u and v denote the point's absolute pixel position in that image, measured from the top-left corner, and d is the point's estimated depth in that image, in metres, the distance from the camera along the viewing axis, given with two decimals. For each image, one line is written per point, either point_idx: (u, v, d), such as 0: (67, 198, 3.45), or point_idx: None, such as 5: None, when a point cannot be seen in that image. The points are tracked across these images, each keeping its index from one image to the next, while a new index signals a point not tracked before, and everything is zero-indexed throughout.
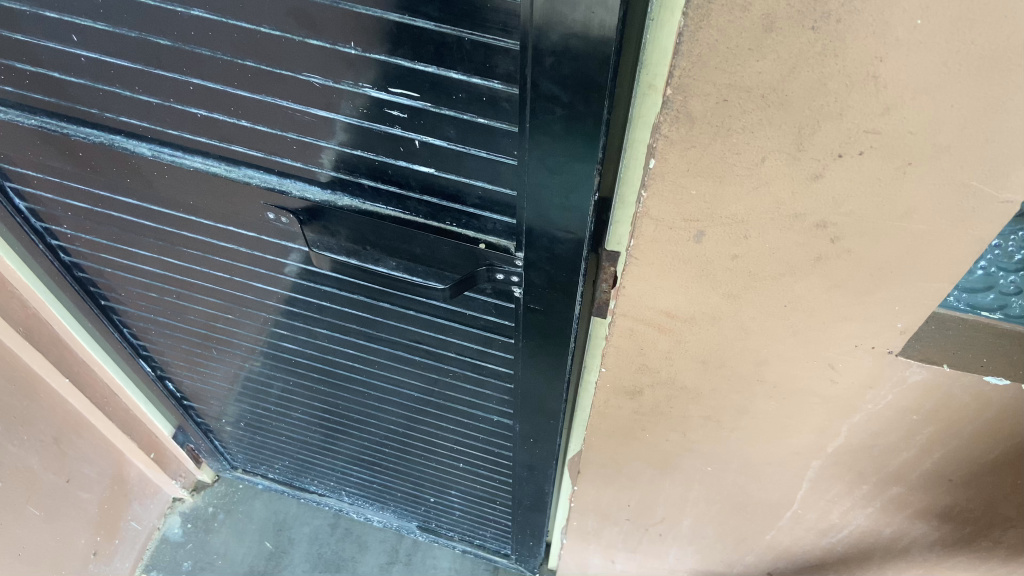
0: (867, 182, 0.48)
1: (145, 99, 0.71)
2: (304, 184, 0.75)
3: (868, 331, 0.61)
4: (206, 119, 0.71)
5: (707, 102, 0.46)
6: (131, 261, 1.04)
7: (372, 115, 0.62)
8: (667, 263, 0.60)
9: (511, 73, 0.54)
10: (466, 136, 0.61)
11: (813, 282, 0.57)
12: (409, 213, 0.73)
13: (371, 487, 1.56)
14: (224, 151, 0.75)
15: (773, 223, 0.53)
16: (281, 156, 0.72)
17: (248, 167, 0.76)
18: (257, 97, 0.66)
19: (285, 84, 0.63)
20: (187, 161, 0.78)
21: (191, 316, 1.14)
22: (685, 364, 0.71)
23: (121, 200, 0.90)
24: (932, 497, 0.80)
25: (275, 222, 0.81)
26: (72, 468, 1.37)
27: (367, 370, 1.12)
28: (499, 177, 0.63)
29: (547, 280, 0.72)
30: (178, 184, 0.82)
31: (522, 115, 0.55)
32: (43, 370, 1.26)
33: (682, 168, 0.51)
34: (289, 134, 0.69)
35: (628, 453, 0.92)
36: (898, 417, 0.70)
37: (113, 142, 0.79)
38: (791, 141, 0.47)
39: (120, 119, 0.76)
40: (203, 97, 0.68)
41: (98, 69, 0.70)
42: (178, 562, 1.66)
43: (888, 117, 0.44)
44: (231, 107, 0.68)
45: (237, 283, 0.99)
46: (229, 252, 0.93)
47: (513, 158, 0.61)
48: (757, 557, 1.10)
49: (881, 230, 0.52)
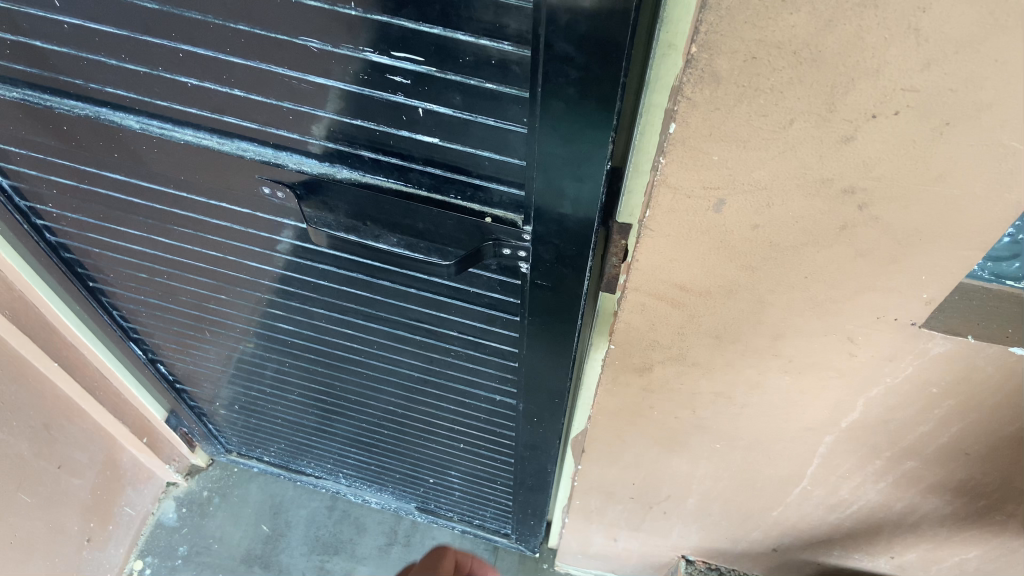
0: (900, 144, 0.46)
1: (133, 68, 0.68)
2: (300, 156, 0.72)
3: (892, 302, 0.59)
4: (197, 89, 0.67)
5: (734, 60, 0.44)
6: (120, 241, 1.01)
7: (373, 81, 0.59)
8: (684, 234, 0.57)
9: (523, 34, 0.51)
10: (472, 103, 0.58)
11: (836, 252, 0.55)
12: (412, 186, 0.70)
13: (368, 468, 1.54)
14: (216, 122, 0.72)
15: (798, 188, 0.51)
16: (277, 128, 0.69)
17: (241, 140, 0.73)
18: (251, 64, 0.62)
19: (280, 49, 0.60)
20: (177, 134, 0.75)
21: (183, 297, 1.11)
22: (698, 339, 0.69)
23: (108, 176, 0.87)
24: (947, 470, 0.79)
25: (271, 197, 0.78)
26: (62, 454, 1.34)
27: (365, 350, 1.09)
28: (507, 146, 0.61)
29: (556, 255, 0.69)
30: (168, 159, 0.79)
31: (534, 80, 0.53)
32: (31, 355, 1.22)
33: (704, 132, 0.49)
34: (284, 104, 0.65)
35: (635, 431, 0.90)
36: (917, 390, 0.68)
37: (99, 114, 0.76)
38: (822, 101, 0.45)
39: (106, 90, 0.73)
40: (193, 65, 0.65)
41: (83, 36, 0.67)
42: (173, 547, 1.63)
43: (928, 73, 0.42)
44: (223, 75, 0.65)
45: (230, 262, 0.96)
46: (222, 229, 0.89)
47: (522, 126, 0.58)
48: (763, 534, 1.09)
49: (912, 196, 0.49)
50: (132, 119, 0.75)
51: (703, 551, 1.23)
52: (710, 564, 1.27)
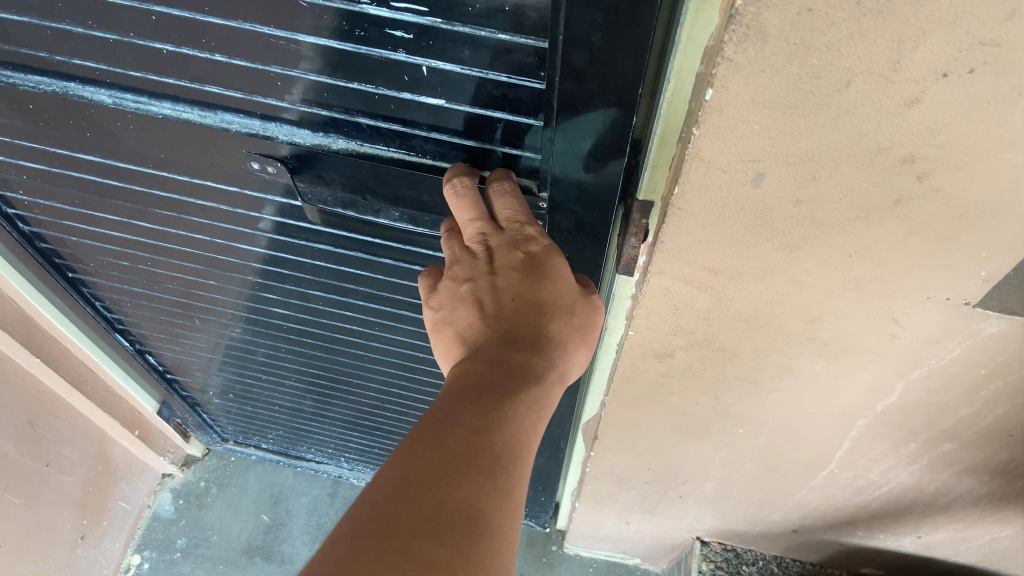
0: (972, 107, 0.40)
1: (101, 36, 0.61)
2: (291, 127, 0.66)
3: (945, 280, 0.53)
4: (174, 56, 0.61)
5: (787, 13, 0.38)
6: (99, 227, 0.94)
7: (371, 37, 0.53)
8: (717, 212, 0.52)
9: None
10: (483, 58, 0.52)
11: (888, 228, 0.50)
12: (416, 155, 0.64)
13: (370, 452, 1.50)
14: (197, 94, 0.65)
15: (850, 158, 0.45)
16: (265, 97, 0.63)
17: (226, 112, 0.67)
18: (231, 24, 0.56)
19: (264, 6, 0.53)
20: (155, 108, 0.69)
21: (169, 285, 1.05)
22: (726, 323, 0.64)
23: (81, 157, 0.80)
24: (986, 453, 0.74)
25: (260, 172, 0.72)
26: (50, 451, 1.29)
27: (364, 332, 1.04)
28: (523, 104, 0.55)
29: (575, 223, 0.65)
30: (146, 136, 0.72)
31: (554, 29, 0.46)
32: (12, 350, 1.16)
33: (746, 99, 0.43)
34: (271, 69, 0.59)
35: (653, 418, 0.85)
36: (964, 372, 0.63)
37: (67, 89, 0.69)
38: (886, 58, 0.39)
39: (74, 63, 0.66)
40: (168, 28, 0.58)
41: (43, 4, 0.60)
42: (171, 540, 1.59)
43: (1012, 24, 0.36)
44: (201, 38, 0.58)
45: (218, 245, 0.90)
46: (206, 211, 0.83)
47: (542, 82, 0.52)
48: (783, 515, 1.04)
49: (980, 163, 0.44)
50: (103, 93, 0.69)
51: (719, 532, 1.19)
52: (725, 544, 1.23)
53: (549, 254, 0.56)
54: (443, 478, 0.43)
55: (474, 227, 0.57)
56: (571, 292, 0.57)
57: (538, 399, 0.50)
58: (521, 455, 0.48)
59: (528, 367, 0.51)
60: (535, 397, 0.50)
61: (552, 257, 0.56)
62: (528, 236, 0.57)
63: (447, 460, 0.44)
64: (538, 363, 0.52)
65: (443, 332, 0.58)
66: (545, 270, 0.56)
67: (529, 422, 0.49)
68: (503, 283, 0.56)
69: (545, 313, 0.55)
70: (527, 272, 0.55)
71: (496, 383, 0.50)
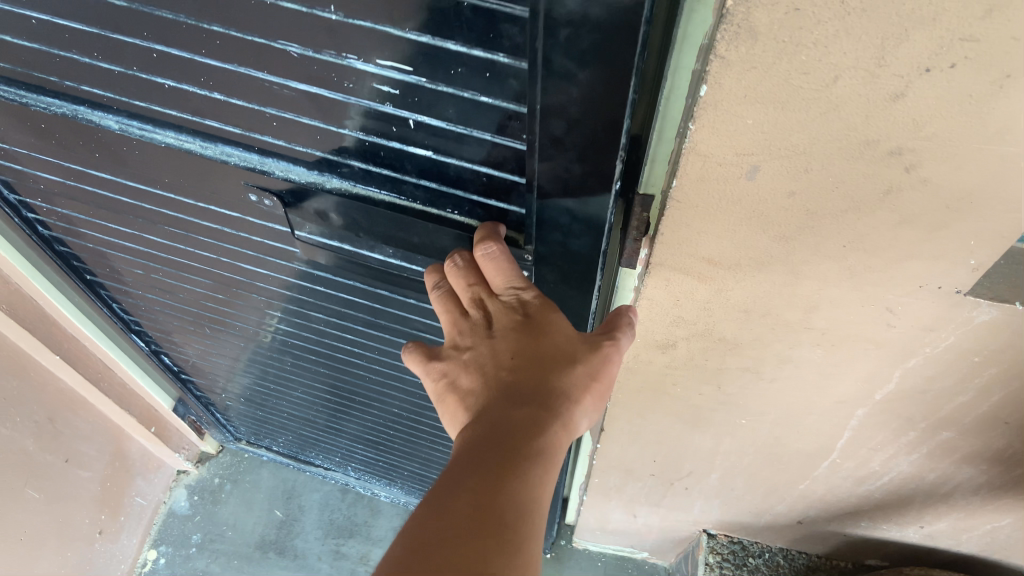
0: (954, 100, 0.42)
1: (105, 66, 0.64)
2: (287, 163, 0.69)
3: (937, 268, 0.55)
4: (175, 90, 0.64)
5: (775, 13, 0.40)
6: (115, 238, 0.97)
7: (360, 88, 0.55)
8: (714, 205, 0.54)
9: (519, 42, 0.46)
10: (466, 117, 0.54)
11: (879, 219, 0.52)
12: (407, 199, 0.67)
13: (376, 464, 1.52)
14: (198, 126, 0.68)
15: (840, 150, 0.47)
16: (263, 134, 0.66)
17: (226, 144, 0.70)
18: (227, 67, 0.58)
19: (259, 53, 0.56)
20: (159, 135, 0.71)
21: (182, 295, 1.08)
22: (726, 313, 0.66)
23: (95, 174, 0.83)
24: (983, 440, 0.75)
25: (259, 204, 0.74)
26: (69, 447, 1.32)
27: (368, 356, 1.07)
28: (505, 160, 0.57)
29: (560, 276, 0.69)
30: (150, 160, 0.75)
31: (532, 93, 0.48)
32: (32, 348, 1.19)
33: (740, 94, 0.45)
34: (267, 110, 0.62)
35: (659, 409, 0.87)
36: (958, 360, 0.64)
37: (76, 112, 0.72)
38: (871, 55, 0.41)
39: (83, 88, 0.69)
40: (167, 65, 0.61)
41: (49, 32, 0.62)
42: (187, 536, 1.62)
43: (990, 21, 0.38)
44: (200, 77, 0.61)
45: (228, 264, 0.93)
46: (216, 232, 0.86)
47: (524, 144, 0.54)
48: (788, 506, 1.06)
49: (965, 154, 0.45)
50: (110, 120, 0.72)
51: (725, 525, 1.21)
52: (731, 537, 1.25)
53: (545, 312, 0.59)
54: (447, 549, 0.46)
55: (472, 292, 0.61)
56: (570, 343, 0.57)
57: (542, 453, 0.52)
58: (531, 512, 0.49)
59: (529, 420, 0.53)
60: (537, 451, 0.51)
61: (549, 313, 0.59)
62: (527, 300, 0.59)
63: (450, 532, 0.47)
64: (542, 416, 0.53)
65: (448, 398, 0.61)
66: (542, 328, 0.58)
67: (536, 477, 0.51)
68: (502, 343, 0.58)
69: (545, 366, 0.56)
70: (524, 331, 0.58)
71: (497, 444, 0.52)
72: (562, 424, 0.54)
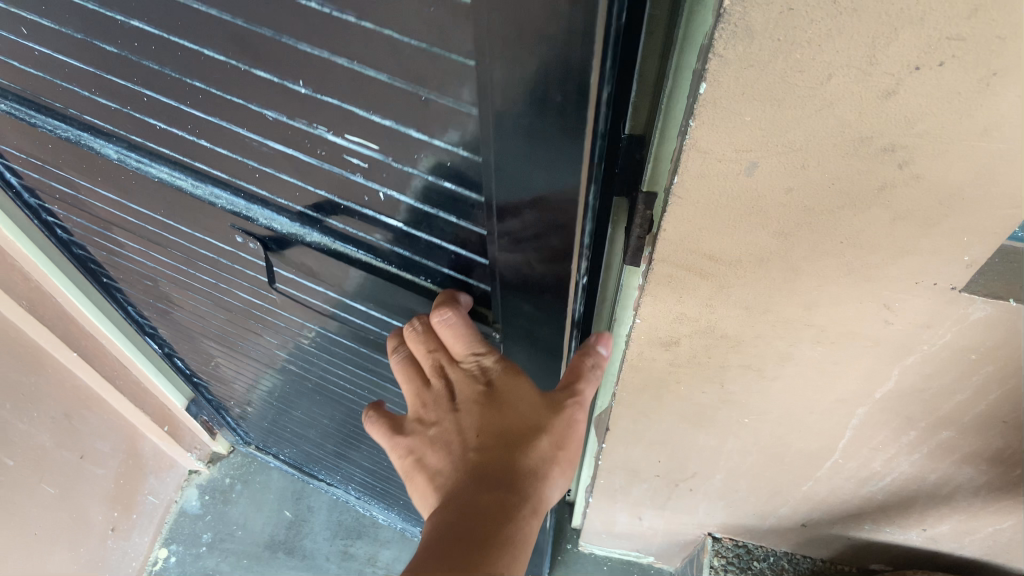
0: (944, 98, 0.44)
1: (104, 101, 0.74)
2: (271, 214, 0.79)
3: (932, 265, 0.57)
4: (165, 131, 0.74)
5: (770, 13, 0.42)
6: (128, 249, 1.02)
7: (331, 155, 0.65)
8: (715, 201, 0.56)
9: (469, 137, 0.54)
10: (425, 196, 0.64)
11: (874, 215, 0.53)
12: (380, 260, 0.77)
13: (375, 489, 1.50)
14: (190, 167, 0.78)
15: (835, 147, 0.49)
16: (247, 181, 0.75)
17: (215, 187, 0.79)
18: (213, 119, 0.68)
19: (241, 111, 0.65)
20: (155, 169, 0.81)
21: (192, 308, 1.12)
22: (727, 310, 0.67)
23: (104, 194, 0.90)
24: (982, 440, 0.76)
25: (244, 245, 0.85)
26: (84, 444, 1.35)
27: (367, 384, 1.08)
28: (461, 238, 0.67)
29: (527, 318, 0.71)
30: (146, 191, 0.85)
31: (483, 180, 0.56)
32: (51, 345, 1.22)
33: (737, 92, 0.47)
34: (250, 162, 0.72)
35: (662, 408, 0.89)
36: (955, 357, 0.66)
37: (79, 138, 0.81)
38: (863, 53, 0.43)
39: (86, 118, 0.79)
40: (157, 108, 0.70)
41: (52, 64, 0.72)
42: (197, 535, 1.64)
43: (975, 20, 0.39)
44: (189, 125, 0.71)
45: (231, 284, 0.97)
46: (223, 253, 0.90)
47: (482, 229, 0.63)
48: (792, 509, 1.07)
49: (955, 151, 0.47)
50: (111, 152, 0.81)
51: (729, 528, 1.22)
52: (736, 541, 1.26)
53: (507, 384, 0.66)
54: None
55: (433, 357, 0.71)
56: (533, 416, 0.63)
57: (513, 535, 0.56)
58: None
59: (498, 503, 0.57)
60: (508, 535, 0.55)
61: (508, 382, 0.66)
62: (487, 367, 0.68)
63: None
64: (510, 496, 0.58)
65: (422, 468, 0.67)
66: (504, 401, 0.65)
67: (508, 560, 0.54)
68: (468, 415, 0.66)
69: (510, 441, 0.62)
70: (486, 404, 0.65)
71: (471, 527, 0.56)
72: (529, 507, 0.59)
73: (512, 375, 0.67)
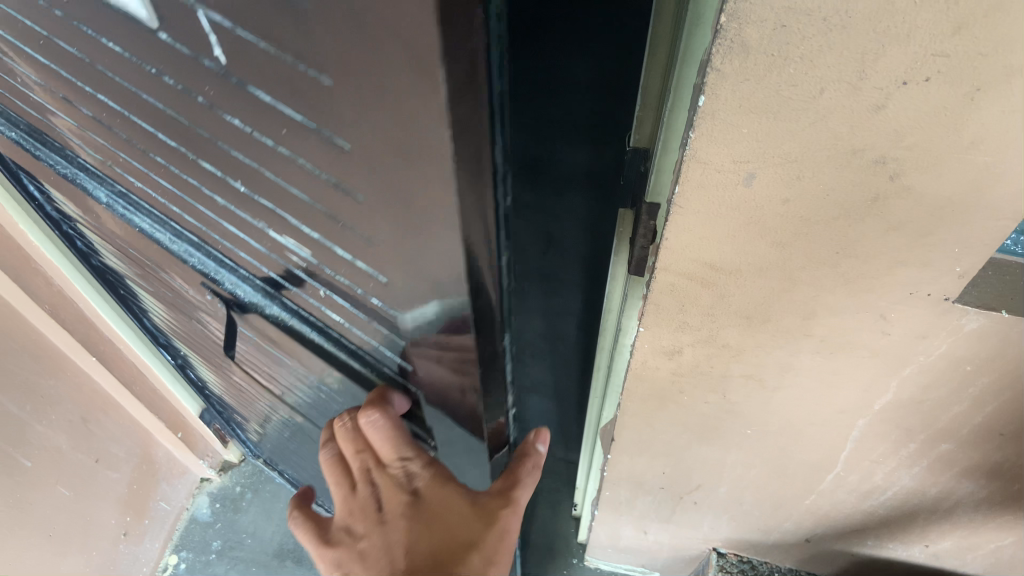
0: (931, 112, 0.46)
1: (90, 152, 0.76)
2: (237, 281, 0.79)
3: (926, 276, 0.58)
4: (142, 190, 0.75)
5: (764, 29, 0.44)
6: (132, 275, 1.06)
7: (275, 248, 0.65)
8: (714, 210, 0.58)
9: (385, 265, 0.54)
10: (359, 302, 0.64)
11: (868, 225, 0.55)
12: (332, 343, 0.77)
13: None
14: (166, 224, 0.79)
15: (829, 159, 0.51)
16: (213, 249, 0.77)
17: (188, 247, 0.80)
18: (176, 191, 0.69)
19: (198, 191, 0.66)
20: (138, 219, 0.83)
21: (190, 338, 1.15)
22: (728, 319, 0.69)
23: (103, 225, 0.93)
24: (981, 453, 0.77)
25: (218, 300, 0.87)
26: (100, 448, 1.37)
27: None
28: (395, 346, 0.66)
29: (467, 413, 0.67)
30: (135, 235, 0.87)
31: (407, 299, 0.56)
32: (70, 349, 1.25)
33: (734, 105, 0.49)
34: (214, 235, 0.73)
35: (667, 419, 0.90)
36: (951, 368, 0.67)
37: (75, 176, 0.84)
38: (853, 68, 0.45)
39: (76, 161, 0.81)
40: (130, 169, 0.72)
41: (38, 109, 0.74)
42: (208, 542, 1.66)
43: (959, 37, 0.42)
44: (159, 190, 0.72)
45: (216, 329, 0.99)
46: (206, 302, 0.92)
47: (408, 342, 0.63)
48: (796, 523, 1.08)
49: (944, 164, 0.49)
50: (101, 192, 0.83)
51: (734, 543, 1.22)
52: (741, 557, 1.26)
53: (433, 494, 0.68)
54: None
55: (361, 459, 0.72)
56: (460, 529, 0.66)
57: None
58: None
59: None
60: None
61: (434, 490, 0.68)
62: (413, 473, 0.69)
63: None
64: None
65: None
66: (430, 512, 0.67)
67: None
68: (396, 528, 0.68)
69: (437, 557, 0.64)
70: (414, 518, 0.67)
71: None
72: None
73: (437, 484, 0.69)
